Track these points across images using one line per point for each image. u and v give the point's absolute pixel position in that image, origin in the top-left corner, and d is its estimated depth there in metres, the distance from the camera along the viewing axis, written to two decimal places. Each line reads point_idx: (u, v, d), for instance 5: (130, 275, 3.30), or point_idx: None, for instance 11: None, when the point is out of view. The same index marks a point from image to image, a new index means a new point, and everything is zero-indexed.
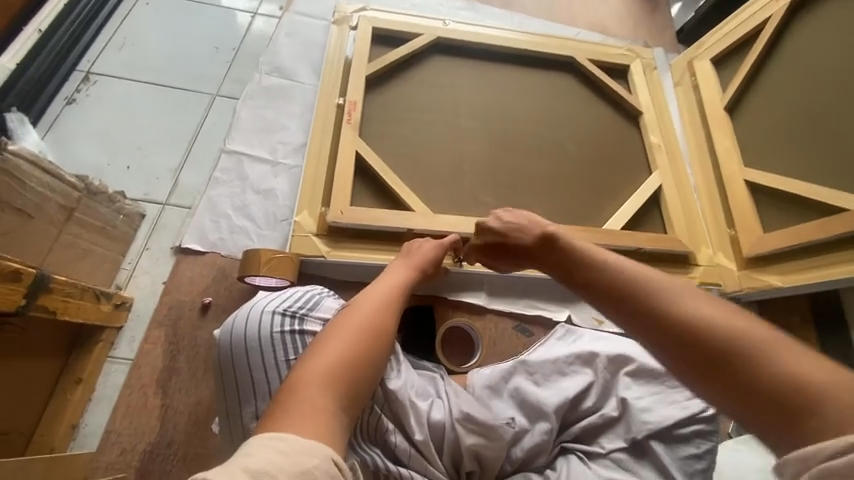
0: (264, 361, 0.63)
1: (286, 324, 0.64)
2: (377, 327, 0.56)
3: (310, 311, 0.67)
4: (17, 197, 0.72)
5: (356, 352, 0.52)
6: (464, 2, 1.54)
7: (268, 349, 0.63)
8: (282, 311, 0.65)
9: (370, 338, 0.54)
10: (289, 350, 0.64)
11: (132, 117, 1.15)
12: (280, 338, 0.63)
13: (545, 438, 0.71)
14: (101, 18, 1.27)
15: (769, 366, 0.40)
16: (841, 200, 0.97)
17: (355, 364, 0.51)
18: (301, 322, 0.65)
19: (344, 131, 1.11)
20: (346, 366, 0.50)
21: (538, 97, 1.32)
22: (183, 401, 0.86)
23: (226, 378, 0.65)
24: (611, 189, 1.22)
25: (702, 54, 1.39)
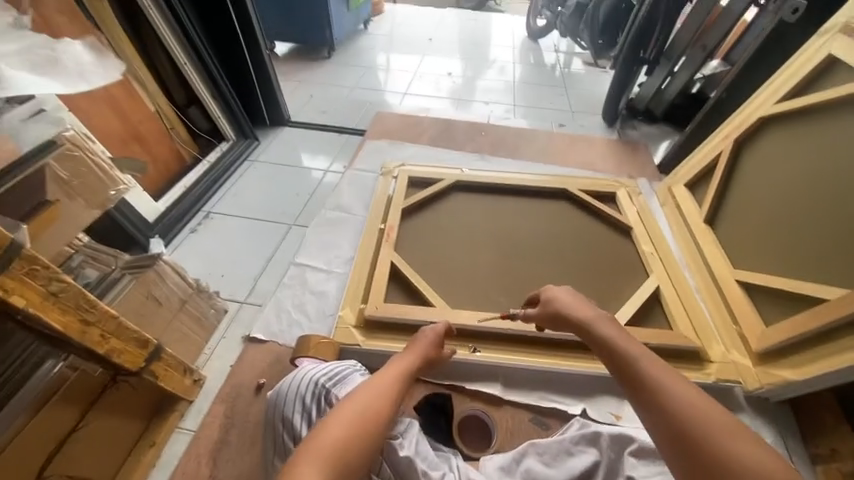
0: (294, 418, 0.83)
1: (315, 393, 0.84)
2: (374, 414, 0.72)
3: (335, 386, 0.86)
4: (159, 291, 1.04)
5: (352, 431, 0.67)
6: (478, 155, 2.04)
7: (298, 410, 0.84)
8: (315, 381, 0.86)
9: (367, 423, 0.70)
10: (312, 414, 0.82)
11: (232, 240, 1.57)
12: (307, 404, 0.83)
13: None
14: (224, 176, 1.84)
15: (685, 417, 0.60)
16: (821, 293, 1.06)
17: (353, 440, 0.67)
18: (326, 395, 0.84)
19: (383, 247, 1.43)
20: (348, 439, 0.66)
21: (540, 219, 1.62)
22: (228, 473, 0.98)
23: (272, 430, 0.87)
24: (612, 290, 1.38)
25: (677, 182, 1.69)
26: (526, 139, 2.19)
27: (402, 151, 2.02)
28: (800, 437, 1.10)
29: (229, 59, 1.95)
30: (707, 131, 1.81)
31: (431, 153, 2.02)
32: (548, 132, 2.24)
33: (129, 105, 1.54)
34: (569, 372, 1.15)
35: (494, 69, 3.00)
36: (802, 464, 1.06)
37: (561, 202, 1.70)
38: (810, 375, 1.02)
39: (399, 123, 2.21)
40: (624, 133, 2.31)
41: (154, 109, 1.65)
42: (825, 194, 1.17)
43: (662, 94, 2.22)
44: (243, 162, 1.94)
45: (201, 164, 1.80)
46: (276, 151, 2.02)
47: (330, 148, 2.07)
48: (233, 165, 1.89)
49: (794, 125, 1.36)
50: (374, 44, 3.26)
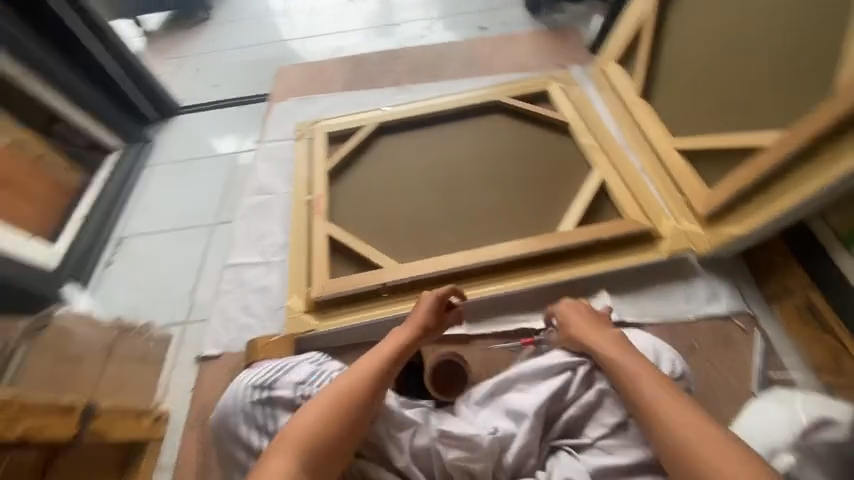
0: (245, 431, 0.78)
1: (258, 394, 0.79)
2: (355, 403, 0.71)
3: (278, 380, 0.81)
4: (73, 347, 0.98)
5: (331, 417, 0.69)
6: (399, 88, 1.83)
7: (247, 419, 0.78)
8: (255, 384, 0.81)
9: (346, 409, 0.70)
10: (261, 418, 0.78)
11: (155, 260, 1.43)
12: (252, 409, 0.78)
13: (527, 440, 0.75)
14: (125, 193, 1.62)
15: (684, 452, 0.62)
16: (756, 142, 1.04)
17: (333, 426, 0.68)
18: (270, 391, 0.79)
19: (315, 222, 1.31)
20: (327, 427, 0.67)
21: (474, 141, 1.50)
22: None
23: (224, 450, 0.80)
24: (559, 197, 1.31)
25: (607, 60, 1.55)
26: (446, 54, 1.96)
27: (314, 108, 1.80)
28: (753, 282, 1.14)
29: (72, 55, 1.61)
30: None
31: (346, 101, 1.81)
32: (468, 40, 2.01)
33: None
34: (523, 291, 1.14)
35: None
36: (760, 309, 1.10)
37: (488, 117, 1.56)
38: (754, 226, 1.02)
39: (303, 76, 1.94)
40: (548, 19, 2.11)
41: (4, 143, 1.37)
42: (751, 41, 1.11)
43: None
44: (143, 170, 1.71)
45: (93, 189, 1.58)
46: (175, 147, 1.77)
47: (235, 126, 1.82)
48: (132, 177, 1.67)
49: None
50: None
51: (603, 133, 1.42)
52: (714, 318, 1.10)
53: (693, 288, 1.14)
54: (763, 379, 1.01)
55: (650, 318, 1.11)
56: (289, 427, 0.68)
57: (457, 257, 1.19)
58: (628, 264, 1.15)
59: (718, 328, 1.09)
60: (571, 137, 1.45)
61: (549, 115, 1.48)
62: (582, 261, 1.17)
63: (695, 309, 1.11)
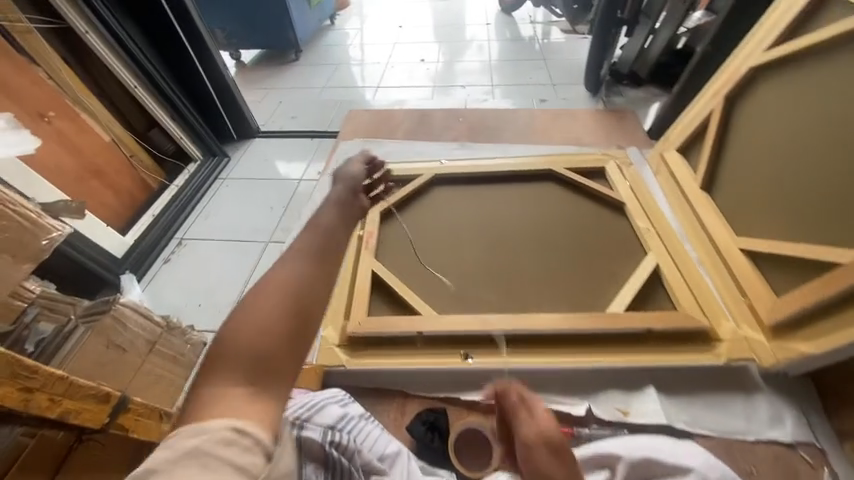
0: None
1: None
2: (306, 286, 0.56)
3: None
4: (120, 336, 0.96)
5: (276, 301, 0.53)
6: (457, 144, 1.91)
7: None
8: None
9: (317, 284, 0.57)
10: None
11: (209, 266, 1.50)
12: None
13: None
14: (195, 198, 1.74)
15: None
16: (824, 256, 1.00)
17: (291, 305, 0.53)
18: None
19: (362, 256, 1.36)
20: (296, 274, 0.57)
21: (527, 206, 1.51)
22: None
23: None
24: (611, 273, 1.28)
25: (668, 148, 1.59)
26: (509, 118, 2.06)
27: (378, 149, 1.90)
28: (823, 412, 1.03)
29: (197, 95, 1.91)
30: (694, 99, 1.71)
31: (408, 149, 1.90)
32: (528, 110, 2.10)
33: (27, 87, 1.29)
34: (555, 368, 1.08)
35: (468, 49, 2.92)
36: (829, 443, 0.99)
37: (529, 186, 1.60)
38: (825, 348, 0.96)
39: (371, 121, 2.10)
40: (608, 100, 2.23)
41: (109, 138, 1.53)
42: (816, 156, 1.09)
43: (645, 54, 2.20)
44: (215, 182, 1.85)
45: (171, 191, 1.71)
46: (248, 165, 1.94)
47: (306, 152, 1.99)
48: (206, 185, 1.81)
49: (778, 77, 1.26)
50: (344, 40, 3.13)
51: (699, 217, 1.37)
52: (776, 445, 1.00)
53: (754, 405, 1.05)
54: None
55: (705, 429, 1.02)
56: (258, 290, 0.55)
57: (496, 317, 1.16)
58: (693, 363, 1.08)
59: (779, 454, 0.99)
60: None
61: (607, 193, 1.49)
62: (637, 348, 1.11)
63: (755, 430, 1.01)
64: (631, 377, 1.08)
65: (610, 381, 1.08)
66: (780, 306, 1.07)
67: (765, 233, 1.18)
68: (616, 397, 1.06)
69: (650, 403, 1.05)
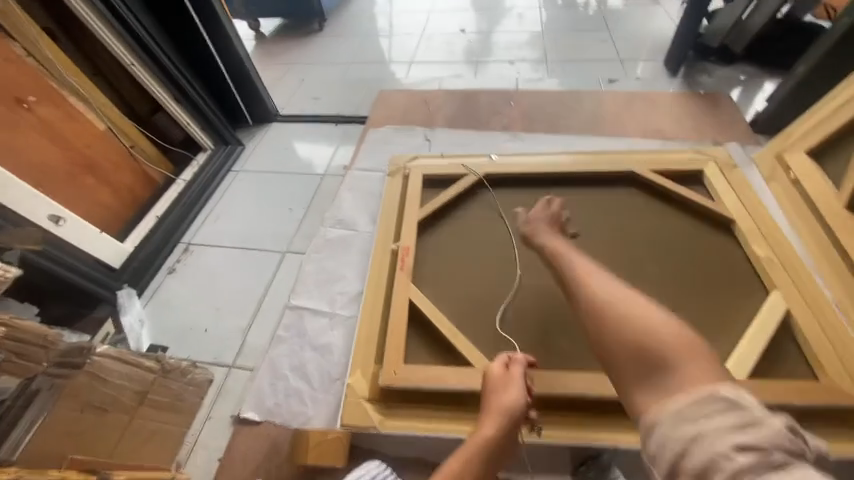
0: None
1: None
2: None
3: None
4: (97, 395, 0.77)
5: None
6: (508, 134, 1.59)
7: None
8: None
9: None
10: None
11: (218, 278, 1.29)
12: None
13: None
14: (205, 195, 1.52)
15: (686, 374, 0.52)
16: None
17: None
18: None
19: (398, 280, 1.10)
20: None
21: (603, 219, 1.20)
22: None
23: None
24: (721, 316, 0.98)
25: (791, 148, 1.24)
26: (570, 102, 1.71)
27: (414, 139, 1.61)
28: None
29: (207, 73, 1.66)
30: (825, 82, 1.32)
31: (448, 139, 1.60)
32: (593, 92, 1.74)
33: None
34: None
35: (515, 17, 2.52)
36: None
37: (603, 191, 1.28)
38: None
39: (405, 104, 1.80)
40: (691, 81, 1.84)
41: (105, 127, 1.31)
42: None
43: (745, 23, 1.77)
44: (227, 176, 1.62)
45: (178, 185, 1.50)
46: (263, 154, 1.70)
47: (329, 140, 1.72)
48: (216, 179, 1.58)
49: None
50: (372, 7, 2.77)
51: (839, 247, 1.06)
52: None
53: None
54: None
55: None
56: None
57: (571, 375, 0.90)
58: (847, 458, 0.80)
59: None
60: None
61: (709, 206, 1.16)
62: None
63: None
64: None
65: None
66: None
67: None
68: None
69: None
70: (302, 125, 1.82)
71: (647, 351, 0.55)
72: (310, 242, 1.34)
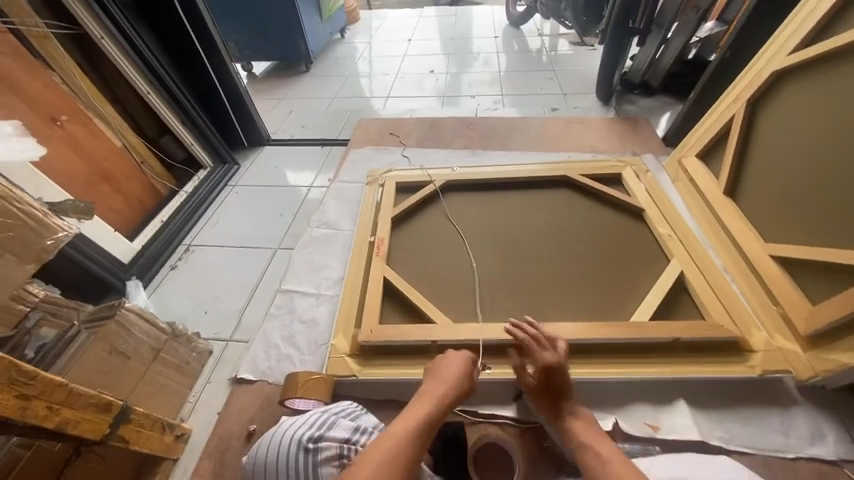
0: None
1: None
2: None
3: None
4: (123, 342, 0.93)
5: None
6: (469, 151, 1.89)
7: None
8: None
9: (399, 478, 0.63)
10: None
11: (216, 272, 1.47)
12: None
13: None
14: (203, 206, 1.73)
15: None
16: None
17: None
18: None
19: (374, 263, 1.31)
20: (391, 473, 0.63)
21: (544, 212, 1.47)
22: None
23: None
24: (633, 280, 1.23)
25: (687, 154, 1.56)
26: (520, 125, 2.04)
27: (389, 156, 1.89)
28: None
29: (210, 103, 1.92)
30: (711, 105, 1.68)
31: (419, 156, 1.88)
32: (539, 118, 2.09)
33: (39, 91, 1.28)
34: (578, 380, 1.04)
35: (477, 61, 2.94)
36: None
37: (544, 192, 1.56)
38: None
39: (382, 129, 2.09)
40: (620, 109, 2.21)
41: (121, 144, 1.53)
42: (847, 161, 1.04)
43: (658, 63, 2.18)
44: (224, 190, 1.84)
45: (180, 196, 1.70)
46: (256, 172, 1.93)
47: (315, 160, 1.98)
48: (213, 192, 1.79)
49: (800, 87, 1.22)
50: (354, 53, 3.16)
51: (722, 223, 1.33)
52: (818, 463, 0.92)
53: (792, 417, 0.98)
54: None
55: (742, 446, 0.95)
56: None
57: None
58: (725, 375, 1.02)
59: (824, 473, 0.90)
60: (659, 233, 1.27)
61: (624, 199, 1.45)
62: (662, 360, 1.05)
63: (795, 446, 0.94)
64: (654, 388, 1.03)
65: (636, 396, 1.03)
66: (817, 317, 1.00)
67: (788, 239, 1.15)
68: (644, 411, 1.01)
69: (682, 417, 0.99)
70: (291, 148, 2.07)
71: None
72: (298, 240, 1.55)
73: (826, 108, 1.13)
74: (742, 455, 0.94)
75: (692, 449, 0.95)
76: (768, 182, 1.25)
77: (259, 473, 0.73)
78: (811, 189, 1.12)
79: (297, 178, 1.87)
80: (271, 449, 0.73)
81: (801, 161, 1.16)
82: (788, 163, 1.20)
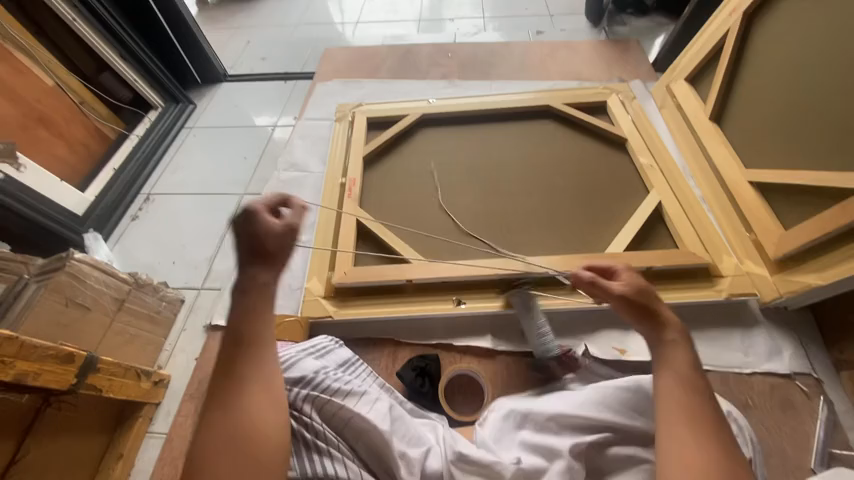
0: None
1: None
2: (256, 418, 0.61)
3: None
4: (79, 294, 0.89)
5: (239, 429, 0.59)
6: (446, 82, 1.74)
7: None
8: None
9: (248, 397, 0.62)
10: None
11: (181, 220, 1.40)
12: None
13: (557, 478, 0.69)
14: (159, 152, 1.60)
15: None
16: (832, 181, 0.95)
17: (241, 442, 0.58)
18: None
19: (346, 205, 1.25)
20: (235, 399, 0.62)
21: (523, 145, 1.40)
22: None
23: None
24: (611, 212, 1.21)
25: (676, 77, 1.46)
26: (502, 51, 1.87)
27: (359, 90, 1.73)
28: (820, 342, 1.01)
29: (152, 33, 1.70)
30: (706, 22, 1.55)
31: (391, 88, 1.73)
32: (523, 42, 1.91)
33: None
34: (550, 310, 1.06)
35: None
36: (824, 371, 0.98)
37: (524, 123, 1.47)
38: (834, 280, 0.91)
39: (351, 59, 1.90)
40: (610, 31, 2.04)
41: (53, 83, 1.36)
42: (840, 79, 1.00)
43: None
44: (180, 132, 1.69)
45: (131, 140, 1.56)
46: (215, 112, 1.77)
47: (279, 96, 1.81)
48: (168, 136, 1.65)
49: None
50: None
51: (704, 150, 1.29)
52: (772, 376, 0.98)
53: (752, 338, 1.02)
54: (825, 453, 0.88)
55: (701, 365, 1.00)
56: (201, 433, 0.59)
57: (489, 261, 1.10)
58: (694, 300, 1.04)
59: (774, 384, 0.97)
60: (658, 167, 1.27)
61: (607, 128, 1.38)
62: None
63: (752, 363, 0.99)
64: (625, 316, 1.06)
65: (607, 322, 1.06)
66: (786, 241, 1.00)
67: (770, 164, 1.12)
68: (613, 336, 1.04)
69: None
70: (252, 84, 1.88)
71: (699, 427, 0.62)
72: (265, 184, 1.46)
73: (828, 21, 1.06)
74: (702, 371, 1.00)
75: None
76: (759, 104, 1.19)
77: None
78: (797, 111, 1.08)
79: (261, 117, 1.72)
80: None
81: (791, 82, 1.11)
82: (778, 83, 1.15)
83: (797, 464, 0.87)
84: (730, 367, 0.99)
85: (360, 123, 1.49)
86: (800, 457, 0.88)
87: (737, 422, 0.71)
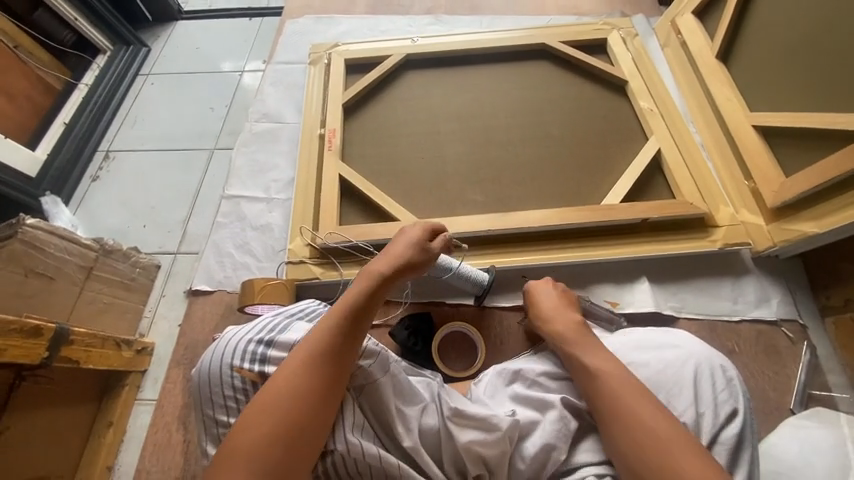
0: None
1: None
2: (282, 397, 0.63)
3: None
4: (39, 263, 0.82)
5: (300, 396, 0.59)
6: (431, 18, 1.57)
7: None
8: None
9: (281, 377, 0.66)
10: None
11: (146, 180, 1.29)
12: None
13: (552, 430, 0.69)
14: (114, 103, 1.44)
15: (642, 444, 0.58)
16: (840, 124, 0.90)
17: (294, 423, 0.58)
18: None
19: (326, 158, 1.16)
20: (310, 380, 0.61)
21: (516, 89, 1.29)
22: None
23: None
24: (608, 162, 1.15)
25: (683, 11, 1.33)
26: None
27: (334, 28, 1.55)
28: (807, 289, 1.03)
29: None
30: None
31: (370, 25, 1.55)
32: None
33: None
34: (544, 265, 1.04)
35: None
36: (809, 317, 1.00)
37: (517, 64, 1.34)
38: (829, 227, 0.90)
39: None
40: None
41: None
42: None
43: None
44: (135, 79, 1.51)
45: (78, 89, 1.38)
46: (172, 55, 1.57)
47: (245, 37, 1.61)
48: (123, 84, 1.48)
49: None
50: None
51: (708, 92, 1.21)
52: (758, 322, 1.00)
53: (741, 286, 1.03)
54: (804, 394, 0.92)
55: (690, 313, 1.01)
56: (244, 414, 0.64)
57: (481, 217, 1.05)
58: (687, 251, 1.03)
59: (761, 331, 0.99)
60: (659, 110, 1.21)
61: (607, 69, 1.27)
62: (627, 240, 1.05)
63: (740, 310, 1.01)
64: (617, 269, 1.05)
65: (600, 276, 1.05)
66: (787, 188, 0.97)
67: (776, 107, 1.06)
68: (606, 290, 1.04)
69: (641, 294, 1.03)
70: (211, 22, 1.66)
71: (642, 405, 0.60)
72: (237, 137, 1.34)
73: None
74: (690, 321, 1.01)
75: (646, 320, 1.01)
76: (768, 42, 1.10)
77: (206, 380, 0.71)
78: (810, 47, 1.00)
79: (225, 61, 1.55)
80: (217, 357, 0.70)
81: (807, 13, 1.02)
82: (795, 14, 1.05)
83: (777, 405, 0.92)
84: (717, 315, 1.01)
85: (337, 66, 1.34)
86: (780, 399, 0.92)
87: (724, 374, 0.69)
